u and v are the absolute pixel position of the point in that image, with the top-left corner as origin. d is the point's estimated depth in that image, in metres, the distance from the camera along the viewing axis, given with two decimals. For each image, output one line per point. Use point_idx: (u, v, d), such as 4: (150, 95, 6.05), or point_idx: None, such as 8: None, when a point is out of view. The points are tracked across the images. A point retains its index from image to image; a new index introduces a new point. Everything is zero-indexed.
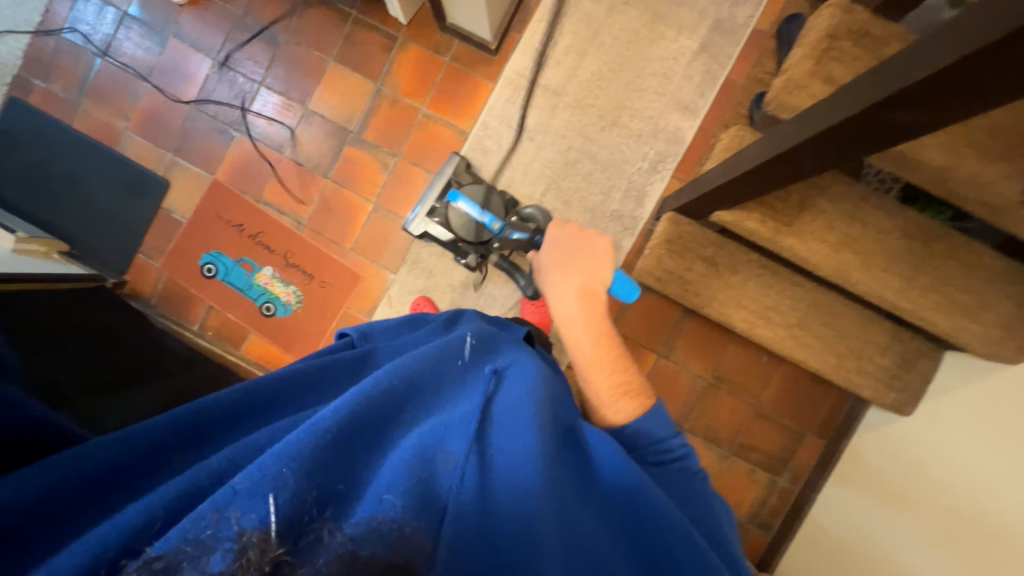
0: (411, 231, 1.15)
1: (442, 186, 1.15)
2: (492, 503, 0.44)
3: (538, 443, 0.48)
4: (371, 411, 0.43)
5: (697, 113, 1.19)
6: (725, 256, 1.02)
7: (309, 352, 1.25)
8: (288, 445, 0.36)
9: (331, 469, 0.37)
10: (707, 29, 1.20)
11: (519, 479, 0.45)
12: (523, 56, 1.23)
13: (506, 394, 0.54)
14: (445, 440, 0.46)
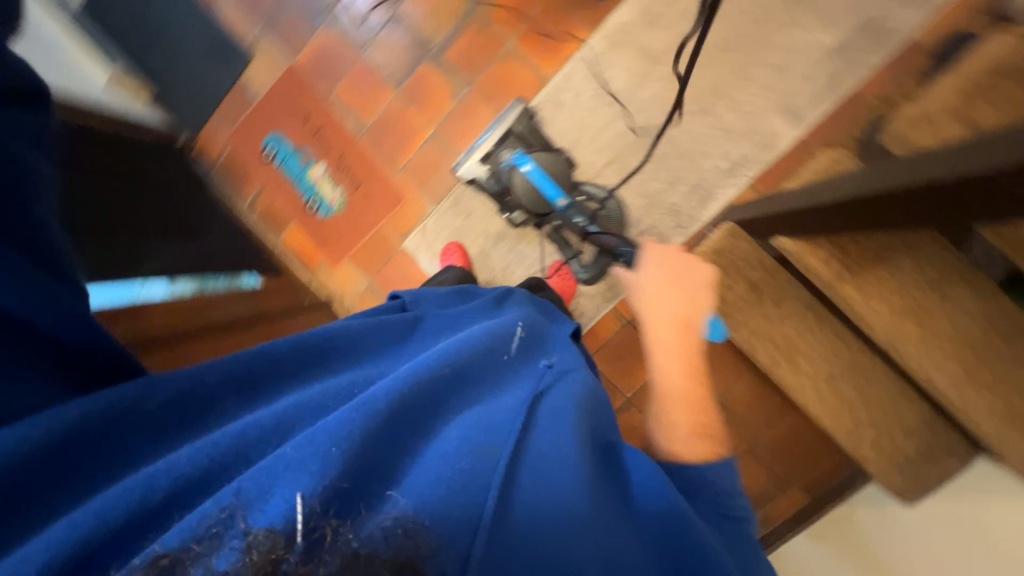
0: (460, 175, 1.07)
1: (500, 133, 1.06)
2: (526, 513, 0.42)
3: (574, 452, 0.47)
4: (413, 396, 0.44)
5: (803, 121, 1.05)
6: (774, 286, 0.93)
7: (339, 256, 1.30)
8: (337, 422, 0.38)
9: (361, 460, 0.38)
10: (851, 26, 1.02)
11: (555, 485, 0.44)
12: (630, 9, 1.11)
13: (554, 395, 0.53)
14: (487, 437, 0.45)
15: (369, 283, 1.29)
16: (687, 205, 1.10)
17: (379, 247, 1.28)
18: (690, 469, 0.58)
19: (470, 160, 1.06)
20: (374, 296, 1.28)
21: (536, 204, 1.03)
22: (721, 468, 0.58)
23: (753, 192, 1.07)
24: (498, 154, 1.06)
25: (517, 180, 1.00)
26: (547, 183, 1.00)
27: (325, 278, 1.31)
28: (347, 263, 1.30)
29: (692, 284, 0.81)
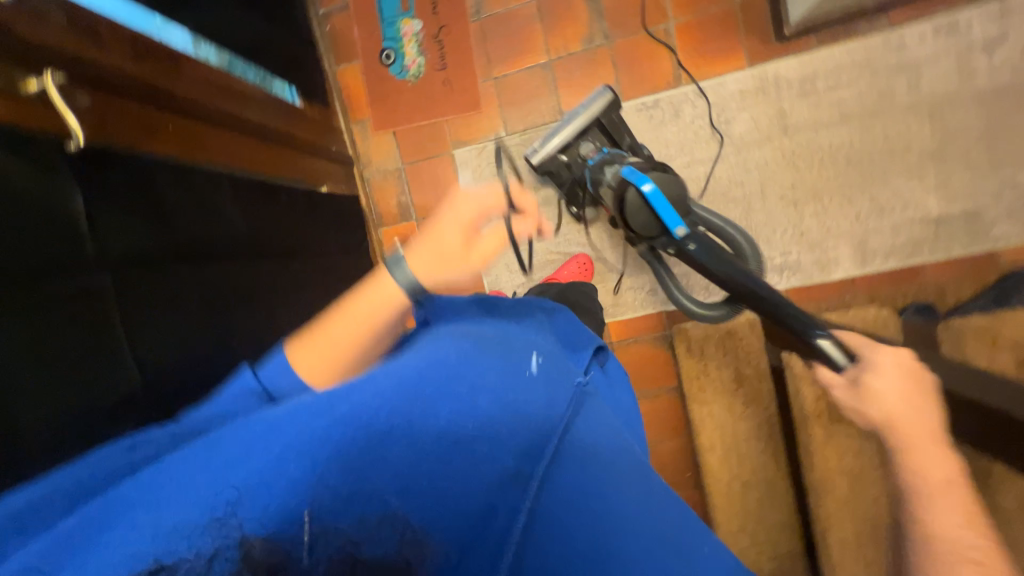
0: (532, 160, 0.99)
1: (583, 123, 0.96)
2: (553, 540, 0.35)
3: (605, 492, 0.39)
4: (411, 398, 0.38)
5: (864, 265, 1.06)
6: (752, 386, 0.98)
7: (387, 124, 1.21)
8: (316, 437, 0.36)
9: (352, 470, 0.34)
10: (962, 212, 1.01)
11: (581, 518, 0.36)
12: (799, 65, 1.02)
13: (584, 422, 0.45)
14: (502, 451, 0.38)
15: (400, 166, 1.22)
16: None
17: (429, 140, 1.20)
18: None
19: (546, 149, 0.96)
20: (397, 181, 1.23)
21: (650, 229, 0.74)
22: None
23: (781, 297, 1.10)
24: (580, 147, 0.97)
25: (628, 204, 0.72)
26: (668, 205, 0.71)
27: (360, 136, 1.22)
28: (390, 135, 1.21)
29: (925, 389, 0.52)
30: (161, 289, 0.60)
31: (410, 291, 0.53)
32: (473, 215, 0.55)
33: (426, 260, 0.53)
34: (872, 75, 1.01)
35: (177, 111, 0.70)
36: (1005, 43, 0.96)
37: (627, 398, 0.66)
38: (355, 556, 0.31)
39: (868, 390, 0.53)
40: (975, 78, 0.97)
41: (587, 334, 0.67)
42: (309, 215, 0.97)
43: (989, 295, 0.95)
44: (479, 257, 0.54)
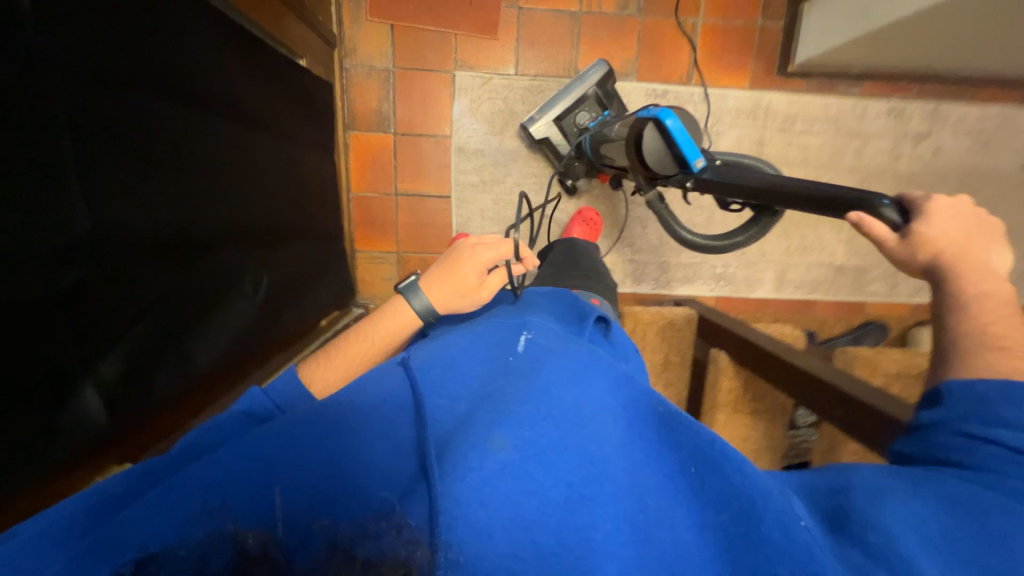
0: (532, 130, 1.02)
1: (578, 95, 0.99)
2: (503, 480, 0.33)
3: (550, 426, 0.37)
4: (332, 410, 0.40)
5: (779, 291, 1.25)
6: (674, 372, 1.12)
7: (386, 14, 1.04)
8: (264, 453, 0.36)
9: (304, 469, 0.35)
10: (856, 266, 1.24)
11: (527, 455, 0.35)
12: (787, 103, 1.13)
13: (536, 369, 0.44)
14: (447, 423, 0.38)
15: (390, 68, 1.08)
16: (673, 270, 1.22)
17: (430, 50, 1.07)
18: (977, 382, 0.42)
19: (545, 117, 1.01)
20: (382, 84, 1.09)
21: (667, 167, 0.69)
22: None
23: (711, 301, 1.25)
24: (576, 117, 1.00)
25: (647, 139, 0.67)
26: (688, 139, 0.66)
27: (351, 16, 1.05)
28: (386, 28, 1.06)
29: (976, 219, 0.50)
30: (115, 117, 0.44)
31: (422, 314, 0.64)
32: (490, 260, 0.67)
33: (445, 291, 0.65)
34: (835, 132, 1.16)
35: None
36: (927, 140, 1.17)
37: (639, 372, 0.62)
38: (352, 551, 0.28)
39: (928, 234, 0.48)
40: (900, 161, 1.18)
41: (584, 306, 0.64)
42: (292, 115, 0.82)
43: (853, 333, 1.20)
44: (487, 291, 0.67)
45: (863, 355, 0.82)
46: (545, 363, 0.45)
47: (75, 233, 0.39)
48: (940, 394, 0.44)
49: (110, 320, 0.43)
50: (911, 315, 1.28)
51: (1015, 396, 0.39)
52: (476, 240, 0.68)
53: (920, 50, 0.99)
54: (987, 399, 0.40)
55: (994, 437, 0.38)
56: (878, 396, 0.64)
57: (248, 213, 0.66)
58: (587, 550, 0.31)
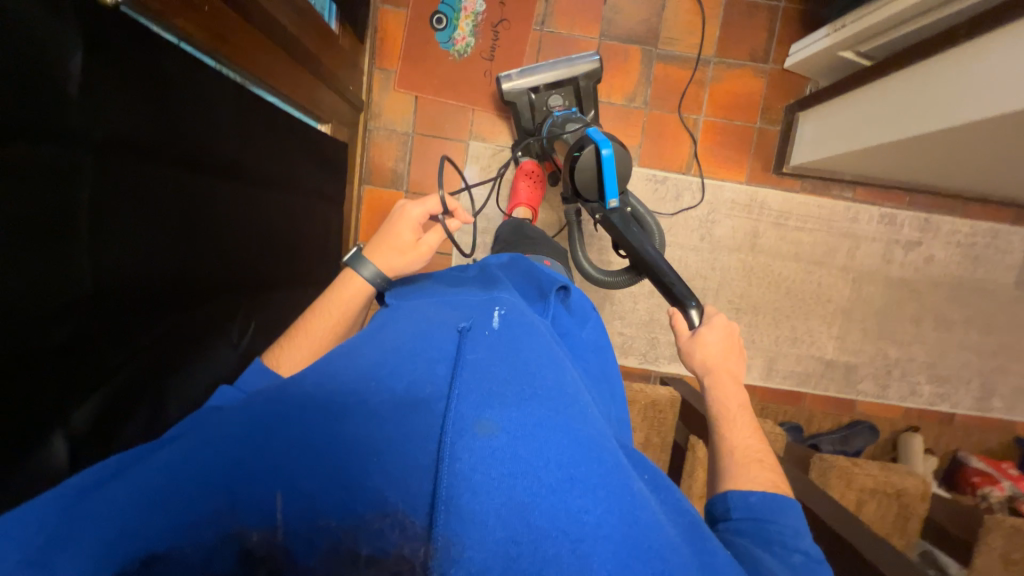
0: (503, 87, 1.01)
1: (563, 75, 1.00)
2: (498, 463, 0.35)
3: (535, 410, 0.39)
4: (322, 391, 0.41)
5: (767, 380, 1.25)
6: (654, 454, 1.10)
7: (412, 86, 1.14)
8: (248, 444, 0.37)
9: (297, 455, 0.36)
10: (845, 363, 1.24)
11: (515, 441, 0.37)
12: (782, 200, 1.18)
13: (521, 353, 0.46)
14: (436, 402, 0.40)
15: (410, 133, 1.16)
16: (661, 347, 1.23)
17: (447, 120, 1.16)
18: (750, 495, 0.50)
19: (522, 80, 1.00)
20: (400, 146, 1.17)
21: (590, 190, 0.82)
22: (779, 503, 0.49)
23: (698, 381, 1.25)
24: (550, 97, 1.02)
25: (583, 157, 0.79)
26: (613, 175, 0.79)
27: (380, 84, 1.14)
28: (410, 98, 1.15)
29: (739, 346, 0.70)
30: (135, 182, 0.48)
31: (373, 281, 0.66)
32: (419, 216, 0.70)
33: (385, 253, 0.68)
34: (827, 231, 1.20)
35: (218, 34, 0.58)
36: (919, 248, 1.20)
37: (596, 331, 0.69)
38: (355, 550, 0.32)
39: (700, 338, 0.70)
40: (891, 265, 1.21)
41: (541, 278, 0.68)
42: (306, 165, 0.87)
43: (839, 432, 1.19)
44: (426, 248, 0.70)
45: (838, 465, 0.80)
46: (525, 345, 0.47)
47: (69, 295, 0.42)
48: (727, 504, 0.50)
49: (87, 370, 0.46)
50: (901, 418, 1.27)
51: (771, 506, 0.48)
52: (404, 200, 0.71)
53: (910, 168, 1.03)
54: (762, 513, 0.48)
55: (773, 555, 0.45)
56: (841, 523, 0.66)
57: (255, 239, 0.72)
58: (582, 533, 0.33)
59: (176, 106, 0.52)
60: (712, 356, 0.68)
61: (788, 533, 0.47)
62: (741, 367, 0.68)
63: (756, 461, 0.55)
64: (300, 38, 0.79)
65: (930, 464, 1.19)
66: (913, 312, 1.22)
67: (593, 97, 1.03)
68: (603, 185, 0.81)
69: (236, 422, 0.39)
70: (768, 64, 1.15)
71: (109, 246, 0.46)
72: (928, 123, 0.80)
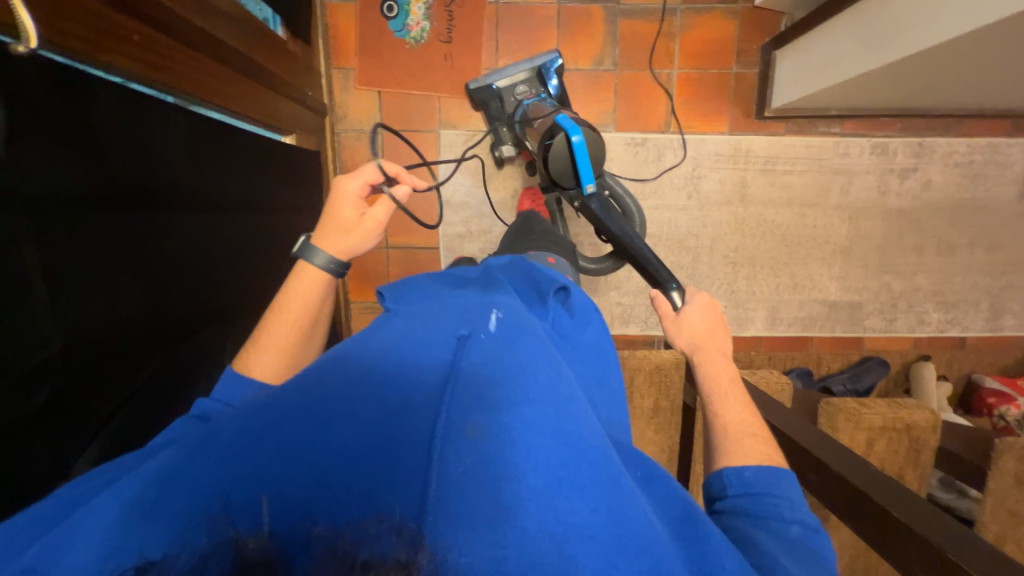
0: (469, 88, 1.01)
1: (524, 68, 0.97)
2: (486, 467, 0.36)
3: (526, 413, 0.40)
4: (316, 394, 0.41)
5: (772, 329, 1.24)
6: (665, 417, 1.11)
7: (374, 82, 1.11)
8: (239, 449, 0.37)
9: (290, 459, 0.36)
10: (849, 302, 1.23)
11: (506, 446, 0.37)
12: (767, 145, 1.14)
13: (516, 354, 0.45)
14: (430, 406, 0.40)
15: (378, 131, 1.14)
16: None
17: (415, 111, 1.13)
18: (744, 471, 0.52)
19: (485, 81, 0.99)
20: (371, 145, 1.14)
21: (566, 178, 0.82)
22: (773, 475, 0.51)
23: None
24: (516, 89, 0.99)
25: (555, 147, 0.78)
26: (588, 161, 0.80)
27: (340, 84, 1.11)
28: (373, 94, 1.12)
29: (723, 322, 0.75)
30: (87, 230, 0.47)
31: (326, 268, 0.67)
32: (358, 190, 0.69)
33: (331, 236, 0.68)
34: (818, 171, 1.16)
35: (152, 62, 0.57)
36: (915, 174, 1.16)
37: (597, 332, 0.68)
38: (353, 556, 0.30)
39: (685, 318, 0.74)
40: (887, 197, 1.17)
41: (541, 277, 0.67)
42: (275, 180, 0.87)
43: (850, 371, 1.20)
44: (372, 222, 0.69)
45: (846, 408, 0.81)
46: (520, 345, 0.46)
47: (36, 352, 0.43)
48: (723, 482, 0.52)
49: (75, 418, 0.48)
50: (912, 349, 1.26)
51: (765, 480, 0.50)
52: (340, 175, 0.70)
53: (898, 92, 0.98)
54: (757, 487, 0.50)
55: (770, 526, 0.46)
56: (851, 467, 0.66)
57: (232, 261, 0.72)
58: (570, 536, 0.34)
59: (118, 146, 0.51)
60: (696, 333, 0.72)
61: (784, 504, 0.49)
62: (728, 341, 0.72)
63: (750, 436, 0.57)
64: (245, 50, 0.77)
65: (944, 391, 1.18)
66: (915, 241, 1.20)
67: (561, 83, 0.99)
68: (579, 172, 0.81)
69: (227, 432, 0.40)
70: (738, 3, 1.09)
71: (69, 294, 0.46)
72: (911, 46, 0.75)
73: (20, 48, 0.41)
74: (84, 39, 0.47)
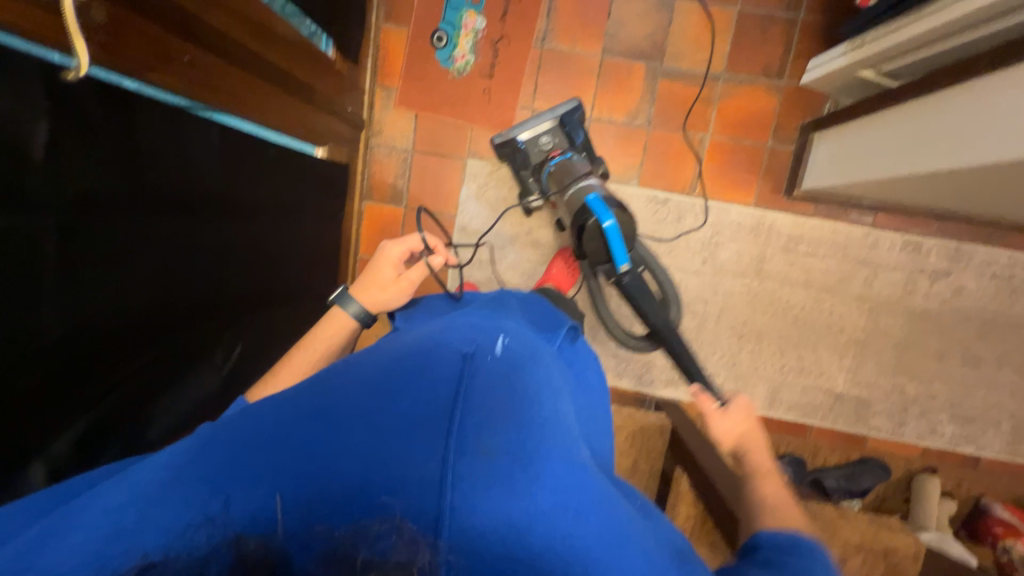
0: (495, 141, 1.01)
1: (547, 120, 0.99)
2: (496, 485, 0.38)
3: (530, 436, 0.43)
4: (329, 404, 0.44)
5: (769, 410, 1.19)
6: (641, 481, 1.09)
7: (413, 104, 1.15)
8: (254, 453, 0.41)
9: (306, 468, 0.39)
10: (856, 397, 1.18)
11: (512, 467, 0.40)
12: (792, 224, 1.12)
13: (525, 382, 0.50)
14: (439, 421, 0.42)
15: (409, 151, 1.18)
16: (657, 371, 1.20)
17: (447, 138, 1.16)
18: (780, 533, 0.52)
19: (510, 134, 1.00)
20: (400, 163, 1.18)
21: (599, 257, 0.86)
22: (809, 544, 0.51)
23: (696, 408, 1.21)
24: (540, 141, 1.00)
25: (588, 231, 0.83)
26: (620, 243, 0.84)
27: (381, 102, 1.16)
28: (410, 116, 1.16)
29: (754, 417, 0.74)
30: (114, 226, 0.52)
31: (359, 317, 0.75)
32: (398, 255, 0.81)
33: (369, 289, 0.77)
34: (842, 258, 1.12)
35: (195, 79, 0.61)
36: (947, 278, 1.11)
37: (596, 375, 0.76)
38: (353, 555, 0.29)
39: (724, 414, 0.73)
40: (914, 296, 1.12)
41: (557, 317, 0.80)
42: (306, 189, 0.93)
43: (847, 468, 1.14)
44: (407, 282, 0.79)
45: (824, 515, 0.77)
46: (524, 375, 0.51)
47: (43, 336, 0.47)
48: (757, 539, 0.53)
49: (70, 406, 0.51)
50: (918, 457, 1.19)
51: (799, 546, 0.50)
52: (387, 242, 0.82)
53: (937, 195, 0.94)
54: (789, 545, 0.50)
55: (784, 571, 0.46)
56: None
57: (250, 262, 0.78)
58: (572, 557, 0.38)
59: (150, 149, 0.55)
60: (738, 432, 0.72)
61: (813, 566, 0.48)
62: (763, 436, 0.73)
63: (785, 505, 0.59)
64: (290, 71, 0.82)
65: (947, 509, 1.11)
66: (937, 346, 1.14)
67: (584, 132, 1.00)
68: (613, 252, 0.85)
69: (232, 435, 0.43)
70: (784, 79, 1.08)
71: (88, 288, 0.50)
72: (942, 159, 0.73)
73: (71, 75, 0.45)
74: (134, 61, 0.51)
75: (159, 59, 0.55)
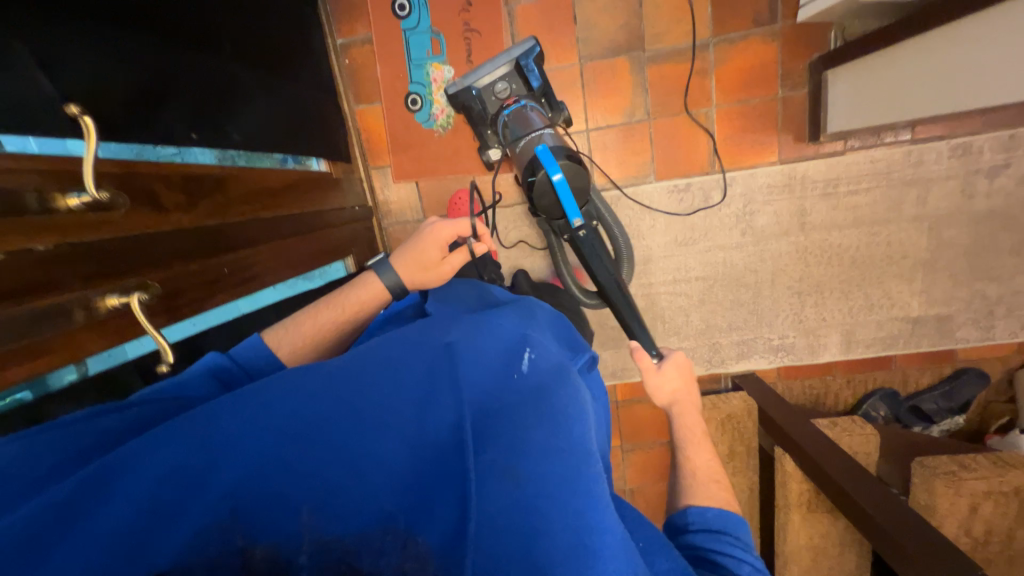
0: (447, 89, 0.92)
1: (501, 62, 0.89)
2: (520, 499, 0.41)
3: (558, 460, 0.44)
4: (368, 412, 0.43)
5: (848, 353, 1.17)
6: (743, 461, 1.11)
7: (410, 174, 1.13)
8: (287, 454, 0.39)
9: (334, 480, 0.39)
10: (937, 315, 1.13)
11: (536, 484, 0.42)
12: (826, 168, 1.06)
13: (562, 398, 0.49)
14: (474, 438, 0.43)
15: (421, 219, 1.17)
16: (725, 350, 1.20)
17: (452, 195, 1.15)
18: (706, 512, 0.59)
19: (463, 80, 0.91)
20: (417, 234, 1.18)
21: (552, 211, 0.84)
22: (732, 519, 0.58)
23: (773, 372, 1.21)
24: (495, 87, 0.91)
25: (537, 185, 0.80)
26: (571, 197, 0.81)
27: (380, 181, 1.16)
28: (411, 186, 1.15)
29: (689, 371, 0.81)
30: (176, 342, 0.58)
31: (394, 289, 0.74)
32: (447, 237, 0.76)
33: (411, 268, 0.74)
34: (887, 186, 1.06)
35: (246, 279, 0.65)
36: (1007, 171, 1.03)
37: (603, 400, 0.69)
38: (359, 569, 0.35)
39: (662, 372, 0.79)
40: (975, 200, 1.05)
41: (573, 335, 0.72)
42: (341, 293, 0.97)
43: (941, 386, 1.16)
44: (449, 267, 0.76)
45: (943, 473, 0.77)
46: (558, 390, 0.50)
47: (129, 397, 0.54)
48: (687, 519, 0.59)
49: None
50: (1015, 353, 1.16)
51: (726, 520, 0.58)
52: (438, 219, 0.77)
53: None
54: (715, 525, 0.57)
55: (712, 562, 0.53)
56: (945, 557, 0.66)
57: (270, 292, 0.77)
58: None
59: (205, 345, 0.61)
60: (673, 389, 0.78)
61: (739, 543, 0.55)
62: (697, 391, 0.79)
63: (714, 481, 0.64)
64: (303, 213, 0.83)
65: None
66: (1012, 242, 1.07)
67: (544, 78, 0.91)
68: (564, 205, 0.82)
69: (264, 424, 0.40)
70: (778, 22, 1.00)
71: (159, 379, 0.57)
72: None
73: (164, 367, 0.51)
74: (193, 304, 0.55)
75: (211, 286, 0.58)
